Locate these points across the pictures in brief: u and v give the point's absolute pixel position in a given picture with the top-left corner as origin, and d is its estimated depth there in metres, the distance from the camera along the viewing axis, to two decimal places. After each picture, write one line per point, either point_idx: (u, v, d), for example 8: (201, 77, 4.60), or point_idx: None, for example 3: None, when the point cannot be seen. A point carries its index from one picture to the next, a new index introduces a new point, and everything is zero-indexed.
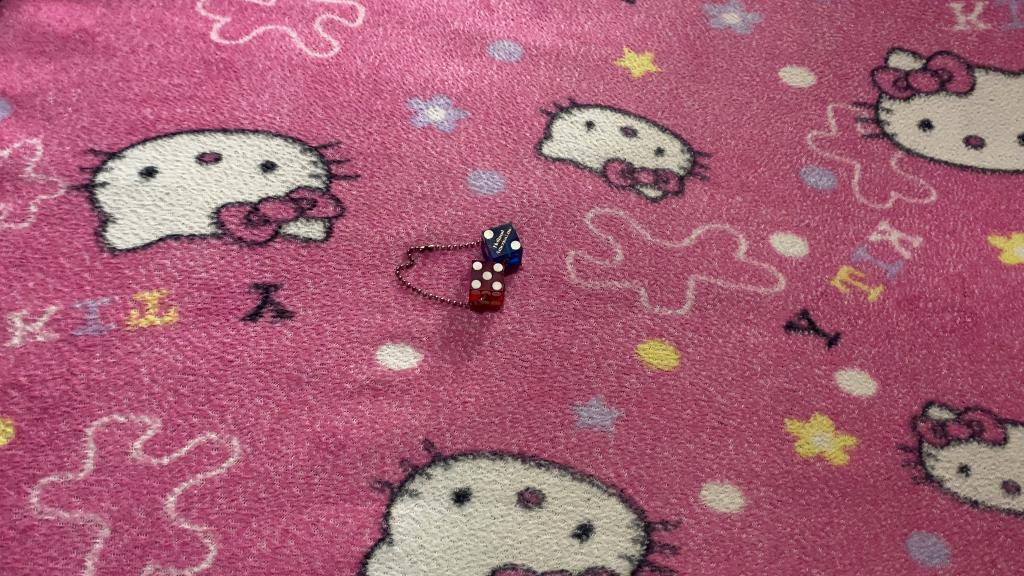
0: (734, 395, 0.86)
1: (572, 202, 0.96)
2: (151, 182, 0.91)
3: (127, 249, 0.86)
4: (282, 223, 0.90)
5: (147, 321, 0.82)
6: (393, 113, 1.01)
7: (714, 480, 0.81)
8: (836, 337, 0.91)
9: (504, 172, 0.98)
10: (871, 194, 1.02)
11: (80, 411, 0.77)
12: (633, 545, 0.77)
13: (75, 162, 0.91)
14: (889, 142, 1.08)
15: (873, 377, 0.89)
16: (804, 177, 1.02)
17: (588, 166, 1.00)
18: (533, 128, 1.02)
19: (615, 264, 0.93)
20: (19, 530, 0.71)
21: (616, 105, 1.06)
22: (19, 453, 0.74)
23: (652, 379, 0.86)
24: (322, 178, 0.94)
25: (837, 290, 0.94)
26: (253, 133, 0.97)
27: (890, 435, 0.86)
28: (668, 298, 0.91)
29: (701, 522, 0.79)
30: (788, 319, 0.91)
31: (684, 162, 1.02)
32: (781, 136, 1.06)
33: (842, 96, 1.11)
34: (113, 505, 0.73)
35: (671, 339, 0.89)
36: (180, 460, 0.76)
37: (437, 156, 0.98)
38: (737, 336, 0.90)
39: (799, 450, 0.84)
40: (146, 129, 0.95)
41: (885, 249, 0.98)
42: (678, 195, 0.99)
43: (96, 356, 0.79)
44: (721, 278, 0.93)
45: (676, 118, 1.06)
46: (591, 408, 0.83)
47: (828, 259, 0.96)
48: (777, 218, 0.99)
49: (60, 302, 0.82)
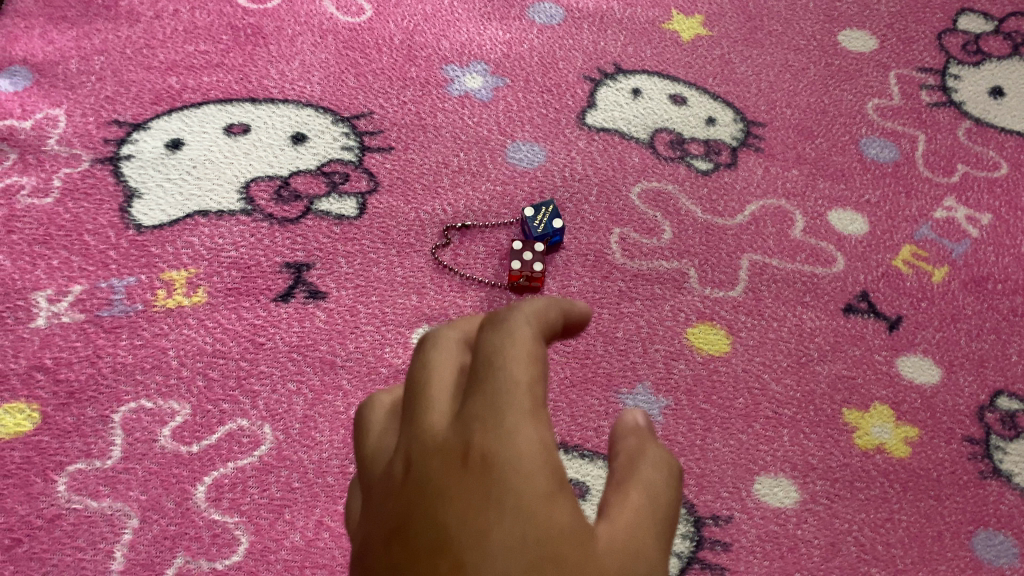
0: (790, 383, 0.81)
1: (618, 176, 0.91)
2: (177, 155, 0.87)
3: (153, 226, 0.82)
4: (313, 199, 0.86)
5: (175, 302, 0.79)
6: (428, 81, 0.96)
7: (768, 474, 0.77)
8: (897, 321, 0.86)
9: (544, 144, 0.93)
10: (936, 166, 0.96)
11: (107, 396, 0.74)
12: (681, 542, 0.73)
13: (99, 134, 0.87)
14: (956, 111, 1.01)
15: (938, 365, 0.84)
16: (864, 149, 0.96)
17: (634, 137, 0.95)
18: (576, 96, 0.97)
19: (663, 243, 0.88)
20: (47, 520, 0.69)
21: (665, 71, 1.01)
22: (46, 439, 0.72)
23: (702, 365, 0.81)
24: (354, 151, 0.90)
25: (899, 271, 0.89)
26: (283, 103, 0.92)
27: (955, 427, 0.81)
28: (720, 279, 0.86)
29: (754, 518, 0.75)
30: (847, 301, 0.86)
31: (737, 133, 0.96)
32: (840, 105, 0.99)
33: (906, 62, 1.04)
34: (142, 494, 0.70)
35: (722, 323, 0.84)
36: (210, 448, 0.73)
37: (475, 127, 0.93)
38: (793, 320, 0.85)
39: (858, 441, 0.79)
40: (171, 99, 0.91)
41: (951, 226, 0.92)
42: (730, 167, 0.94)
43: (123, 338, 0.76)
44: (777, 257, 0.88)
45: (728, 85, 1.00)
46: (637, 396, 0.79)
47: (890, 237, 0.91)
48: (835, 193, 0.93)
49: (85, 282, 0.79)
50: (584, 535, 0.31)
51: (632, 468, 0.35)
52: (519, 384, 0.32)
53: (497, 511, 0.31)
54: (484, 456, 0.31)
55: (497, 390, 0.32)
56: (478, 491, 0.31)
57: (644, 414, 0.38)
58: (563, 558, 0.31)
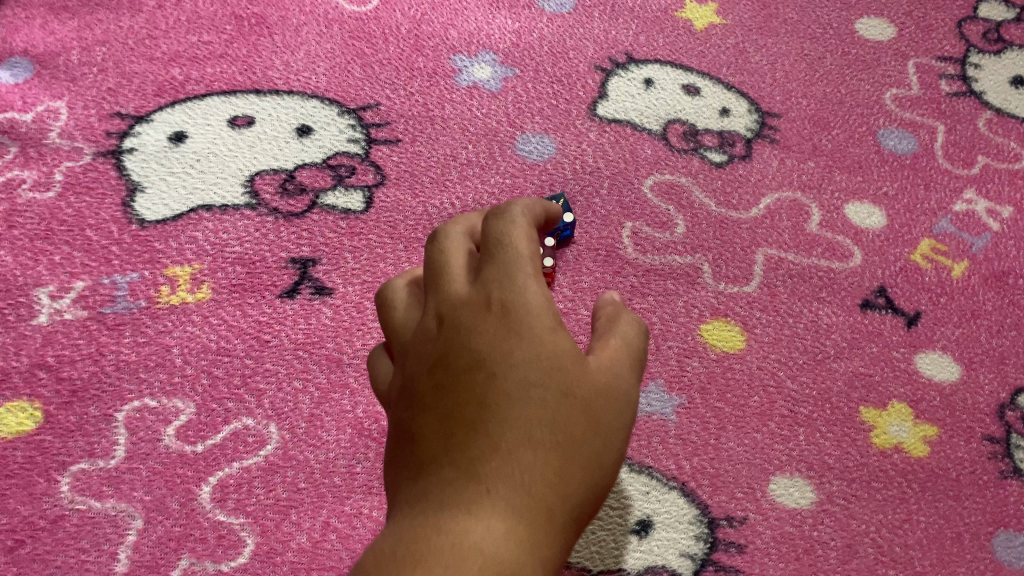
0: (805, 381, 0.80)
1: (630, 169, 0.90)
2: (180, 148, 0.86)
3: (156, 221, 0.81)
4: (319, 192, 0.85)
5: (179, 298, 0.77)
6: (436, 71, 0.94)
7: (783, 474, 0.75)
8: (916, 317, 0.84)
9: (555, 136, 0.91)
10: (956, 158, 0.94)
11: (110, 395, 0.73)
12: (694, 543, 0.72)
13: (101, 127, 0.86)
14: (977, 101, 0.99)
15: (957, 362, 0.82)
16: (881, 140, 0.94)
17: (646, 128, 0.93)
18: (586, 86, 0.95)
19: (676, 237, 0.86)
20: (50, 521, 0.68)
21: (677, 61, 0.99)
22: (48, 438, 0.70)
23: (716, 363, 0.80)
24: (361, 143, 0.88)
25: (918, 265, 0.87)
26: (288, 94, 0.91)
27: (974, 425, 0.79)
28: (735, 274, 0.84)
29: (769, 519, 0.73)
30: (864, 297, 0.84)
31: (751, 124, 0.94)
32: (857, 95, 0.98)
33: (925, 49, 1.03)
34: (146, 494, 0.69)
35: (737, 320, 0.82)
36: (215, 448, 0.71)
37: (484, 118, 0.91)
38: (809, 316, 0.83)
39: (875, 440, 0.78)
40: (174, 90, 0.89)
41: (971, 220, 0.90)
42: (745, 159, 0.92)
43: (126, 335, 0.75)
44: (793, 252, 0.86)
45: (742, 75, 0.99)
46: (650, 394, 0.77)
47: (908, 231, 0.88)
48: (852, 185, 0.91)
49: (87, 278, 0.77)
50: (577, 361, 0.45)
51: (613, 323, 0.50)
52: (521, 252, 0.45)
53: (519, 337, 0.44)
54: (504, 305, 0.45)
55: (507, 261, 0.45)
56: (499, 328, 0.44)
57: (619, 295, 0.53)
58: (564, 370, 0.45)
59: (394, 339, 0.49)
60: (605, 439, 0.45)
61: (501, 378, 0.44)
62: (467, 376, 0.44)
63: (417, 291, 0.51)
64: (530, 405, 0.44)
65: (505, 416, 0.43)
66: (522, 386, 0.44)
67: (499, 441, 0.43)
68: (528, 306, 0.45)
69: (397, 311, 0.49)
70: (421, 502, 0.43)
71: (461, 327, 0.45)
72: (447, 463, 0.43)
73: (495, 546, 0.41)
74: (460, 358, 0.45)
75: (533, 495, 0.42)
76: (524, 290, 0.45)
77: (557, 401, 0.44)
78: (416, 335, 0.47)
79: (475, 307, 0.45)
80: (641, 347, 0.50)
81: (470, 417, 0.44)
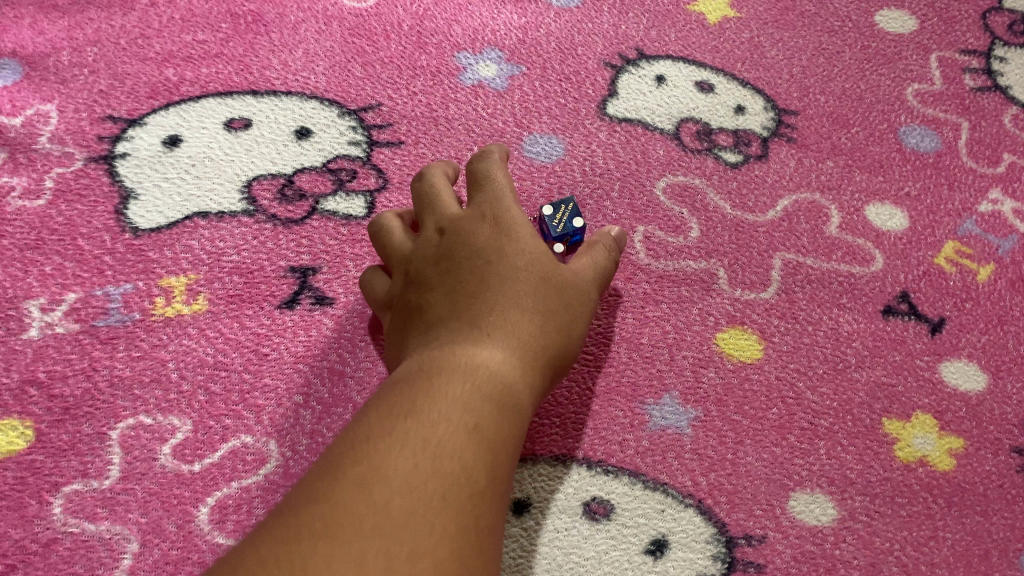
0: (826, 391, 0.76)
1: (641, 170, 0.86)
2: (174, 153, 0.83)
3: (150, 229, 0.78)
4: (319, 198, 0.82)
5: (174, 310, 0.74)
6: (439, 69, 0.91)
7: (803, 490, 0.72)
8: (940, 323, 0.80)
9: (563, 136, 0.88)
10: (980, 156, 0.91)
11: (104, 412, 0.69)
12: (713, 564, 0.68)
13: (92, 131, 0.83)
14: (1002, 96, 0.96)
15: (984, 370, 0.79)
16: (903, 138, 0.91)
17: (658, 127, 0.90)
18: (596, 84, 0.92)
19: (690, 241, 0.83)
20: (42, 544, 0.64)
21: (689, 56, 0.96)
22: (40, 458, 0.67)
23: (733, 373, 0.76)
24: (362, 146, 0.85)
25: (941, 269, 0.83)
26: (286, 95, 0.88)
27: (1002, 437, 0.76)
28: (751, 280, 0.81)
29: (789, 537, 0.69)
30: (886, 302, 0.81)
31: (767, 122, 0.91)
32: (877, 91, 0.95)
33: (947, 43, 1.01)
34: (141, 516, 0.65)
35: (754, 328, 0.79)
36: (213, 467, 0.68)
37: (489, 119, 0.88)
38: (829, 323, 0.80)
39: (899, 453, 0.74)
40: (168, 92, 0.86)
41: (996, 221, 0.87)
42: (761, 159, 0.89)
43: (120, 349, 0.72)
44: (811, 256, 0.83)
45: (757, 71, 0.96)
46: (664, 407, 0.74)
47: (931, 233, 0.85)
48: (873, 185, 0.88)
49: (79, 290, 0.74)
50: (551, 259, 0.69)
51: (590, 251, 0.74)
52: (504, 186, 0.72)
53: (510, 239, 0.69)
54: (496, 220, 0.70)
55: (494, 190, 0.72)
56: (494, 234, 0.69)
57: (621, 231, 0.77)
58: (543, 267, 0.68)
59: (392, 255, 0.73)
60: (572, 317, 0.69)
61: (498, 264, 0.67)
62: (467, 264, 0.67)
63: (405, 224, 0.75)
64: (518, 283, 0.66)
65: (498, 287, 0.66)
66: (510, 266, 0.67)
67: (492, 303, 0.65)
68: (512, 220, 0.70)
69: (395, 236, 0.73)
70: (427, 346, 0.64)
71: (462, 232, 0.70)
72: (451, 317, 0.65)
73: (495, 369, 0.61)
74: (461, 252, 0.68)
75: (521, 342, 0.64)
76: (509, 210, 0.71)
77: (537, 283, 0.67)
78: (420, 245, 0.72)
79: (474, 220, 0.70)
80: (609, 270, 0.74)
81: (471, 292, 0.66)
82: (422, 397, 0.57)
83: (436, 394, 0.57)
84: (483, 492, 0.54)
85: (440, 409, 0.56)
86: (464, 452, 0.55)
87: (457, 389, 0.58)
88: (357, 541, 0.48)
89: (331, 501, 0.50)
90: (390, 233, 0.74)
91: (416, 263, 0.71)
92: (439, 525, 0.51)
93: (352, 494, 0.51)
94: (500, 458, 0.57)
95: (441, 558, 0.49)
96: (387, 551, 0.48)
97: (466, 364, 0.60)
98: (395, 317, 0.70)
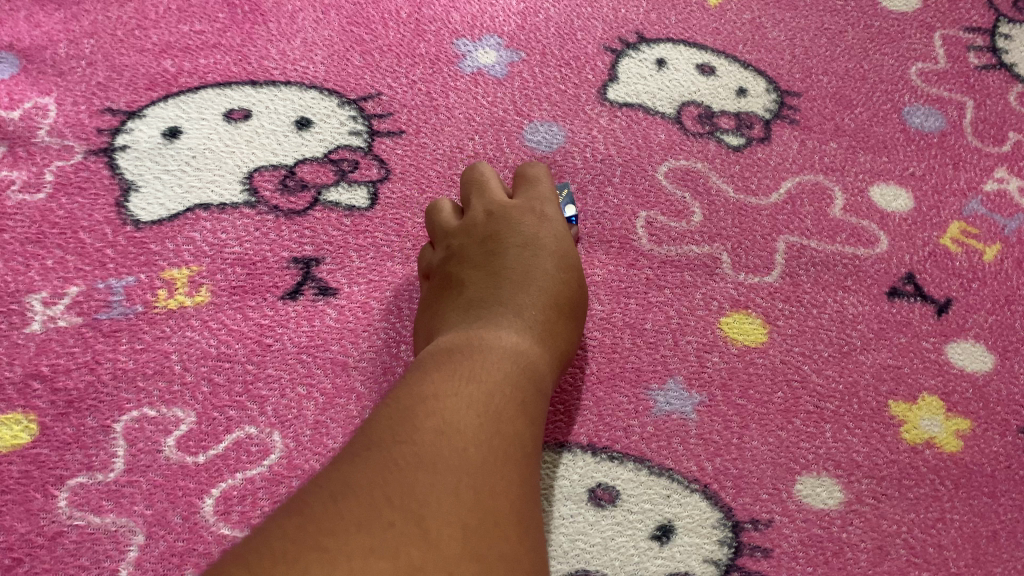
0: (832, 374, 0.76)
1: (643, 155, 0.86)
2: (175, 145, 0.82)
3: (152, 221, 0.78)
4: (321, 188, 0.81)
5: (176, 302, 0.74)
6: (438, 57, 0.91)
7: (809, 473, 0.71)
8: (946, 304, 0.80)
9: (564, 122, 0.87)
10: (986, 135, 0.90)
11: (108, 405, 0.69)
12: (719, 549, 0.68)
13: (91, 124, 0.82)
14: (1007, 74, 0.96)
15: (990, 351, 0.78)
16: (907, 118, 0.91)
17: (659, 111, 0.89)
18: (596, 68, 0.92)
19: (693, 226, 0.82)
20: (48, 537, 0.63)
21: (690, 39, 0.96)
22: (44, 452, 0.67)
23: (738, 358, 0.76)
24: (363, 136, 0.84)
25: (947, 249, 0.83)
26: (285, 86, 0.87)
27: (1010, 418, 0.75)
28: (755, 263, 0.81)
29: (795, 521, 0.69)
30: (891, 284, 0.81)
31: (770, 104, 0.91)
32: (881, 70, 0.94)
33: (951, 21, 1.00)
34: (147, 508, 0.65)
35: (759, 312, 0.78)
36: (217, 458, 0.68)
37: (489, 106, 0.87)
38: (834, 306, 0.79)
39: (906, 435, 0.74)
40: (167, 84, 0.86)
41: (1003, 200, 0.86)
42: (764, 142, 0.88)
43: (123, 342, 0.72)
44: (815, 239, 0.82)
45: (759, 52, 0.95)
46: (668, 392, 0.74)
47: (936, 214, 0.85)
48: (877, 166, 0.87)
49: (82, 283, 0.74)
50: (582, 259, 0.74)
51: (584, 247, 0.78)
52: (552, 187, 0.77)
53: (553, 234, 0.73)
54: (541, 213, 0.75)
55: (543, 187, 0.77)
56: (539, 228, 0.73)
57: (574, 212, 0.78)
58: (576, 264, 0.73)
59: (435, 229, 0.75)
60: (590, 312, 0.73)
61: (543, 256, 0.71)
62: (513, 250, 0.71)
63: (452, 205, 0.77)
64: (557, 275, 0.71)
65: (541, 276, 0.70)
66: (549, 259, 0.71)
67: (534, 292, 0.69)
68: (554, 216, 0.75)
69: (442, 214, 0.75)
70: (470, 323, 0.66)
71: (510, 220, 0.74)
72: (491, 298, 0.68)
73: (535, 352, 0.64)
74: (508, 238, 0.72)
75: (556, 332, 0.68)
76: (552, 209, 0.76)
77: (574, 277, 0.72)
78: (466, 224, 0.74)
79: (523, 212, 0.74)
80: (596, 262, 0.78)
81: (516, 278, 0.70)
82: (475, 364, 0.59)
83: (488, 362, 0.60)
84: (535, 452, 0.56)
85: (491, 375, 0.59)
86: (518, 416, 0.57)
87: (505, 360, 0.61)
88: (452, 476, 0.50)
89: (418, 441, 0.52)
90: (437, 212, 0.76)
91: (459, 241, 0.73)
92: (512, 471, 0.53)
93: (437, 435, 0.52)
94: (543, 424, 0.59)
95: (515, 501, 0.51)
96: (475, 487, 0.50)
97: (511, 342, 0.63)
98: (431, 289, 0.73)
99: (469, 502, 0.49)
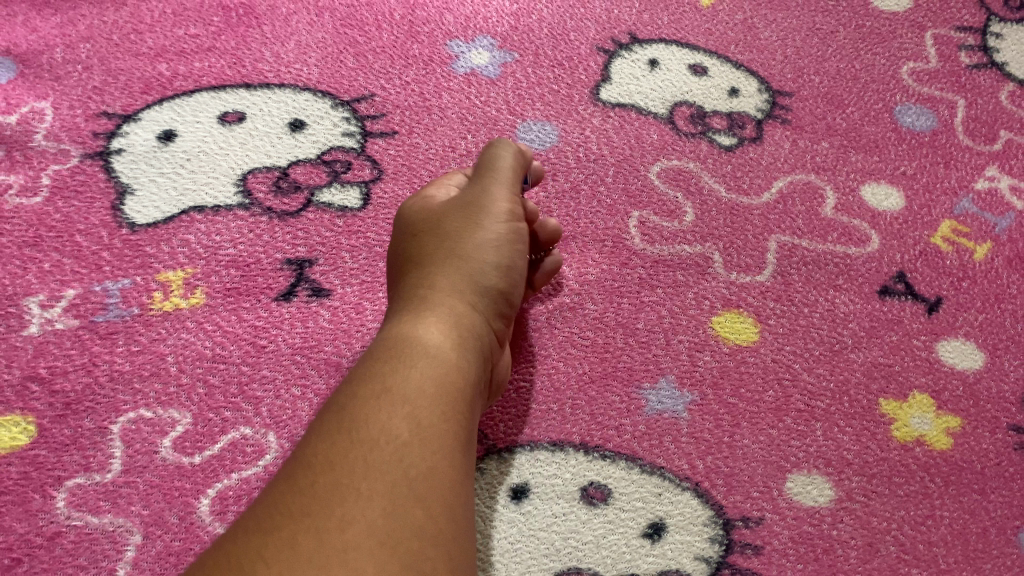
0: (823, 372, 0.76)
1: (635, 155, 0.86)
2: (169, 148, 0.83)
3: (147, 223, 0.79)
4: (315, 190, 0.82)
5: (172, 304, 0.75)
6: (432, 58, 0.91)
7: (800, 471, 0.72)
8: (937, 303, 0.80)
9: (556, 122, 0.88)
10: (977, 134, 0.91)
11: (105, 406, 0.70)
12: (710, 546, 0.68)
13: (87, 127, 0.83)
14: (998, 73, 0.96)
15: (981, 349, 0.78)
16: (898, 117, 0.91)
17: (652, 111, 0.90)
18: (589, 69, 0.92)
19: (685, 225, 0.83)
20: (46, 538, 0.64)
21: (683, 39, 0.96)
22: (42, 453, 0.67)
23: (729, 357, 0.77)
24: (356, 137, 0.85)
25: (938, 248, 0.83)
26: (279, 88, 0.88)
27: (1000, 415, 0.76)
28: (747, 263, 0.81)
29: (786, 519, 0.69)
30: (882, 283, 0.81)
31: (761, 104, 0.91)
32: (872, 70, 0.95)
33: (943, 21, 1.01)
34: (144, 508, 0.66)
35: (750, 311, 0.79)
36: (213, 459, 0.68)
37: (482, 107, 0.88)
38: (825, 305, 0.80)
39: (896, 433, 0.74)
40: (162, 87, 0.87)
41: (994, 199, 0.86)
42: (755, 142, 0.89)
43: (119, 344, 0.72)
44: (807, 238, 0.83)
45: (751, 52, 0.96)
46: (660, 391, 0.75)
47: (927, 212, 0.85)
48: (868, 165, 0.88)
49: (79, 286, 0.75)
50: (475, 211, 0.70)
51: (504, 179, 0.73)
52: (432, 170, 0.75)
53: (434, 216, 0.70)
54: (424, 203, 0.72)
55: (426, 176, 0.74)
56: (423, 217, 0.71)
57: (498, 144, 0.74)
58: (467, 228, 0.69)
59: None
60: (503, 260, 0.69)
61: (427, 245, 0.69)
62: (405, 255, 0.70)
63: None
64: (440, 256, 0.68)
65: (426, 264, 0.67)
66: (433, 245, 0.69)
67: (419, 283, 0.66)
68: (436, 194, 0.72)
69: None
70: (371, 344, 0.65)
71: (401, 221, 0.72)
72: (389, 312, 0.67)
73: (424, 329, 0.61)
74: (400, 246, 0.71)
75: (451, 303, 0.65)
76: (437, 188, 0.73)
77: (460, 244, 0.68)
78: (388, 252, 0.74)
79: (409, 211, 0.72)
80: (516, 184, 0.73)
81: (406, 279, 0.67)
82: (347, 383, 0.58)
83: (362, 376, 0.58)
84: (409, 445, 0.53)
85: (354, 391, 0.57)
86: (386, 420, 0.55)
87: (373, 367, 0.58)
88: (288, 528, 0.48)
89: (261, 508, 0.50)
90: None
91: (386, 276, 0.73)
92: (366, 489, 0.51)
93: (283, 484, 0.51)
94: (430, 407, 0.56)
95: (373, 520, 0.50)
96: (315, 537, 0.48)
97: (384, 341, 0.61)
98: None
99: (305, 541, 0.48)
